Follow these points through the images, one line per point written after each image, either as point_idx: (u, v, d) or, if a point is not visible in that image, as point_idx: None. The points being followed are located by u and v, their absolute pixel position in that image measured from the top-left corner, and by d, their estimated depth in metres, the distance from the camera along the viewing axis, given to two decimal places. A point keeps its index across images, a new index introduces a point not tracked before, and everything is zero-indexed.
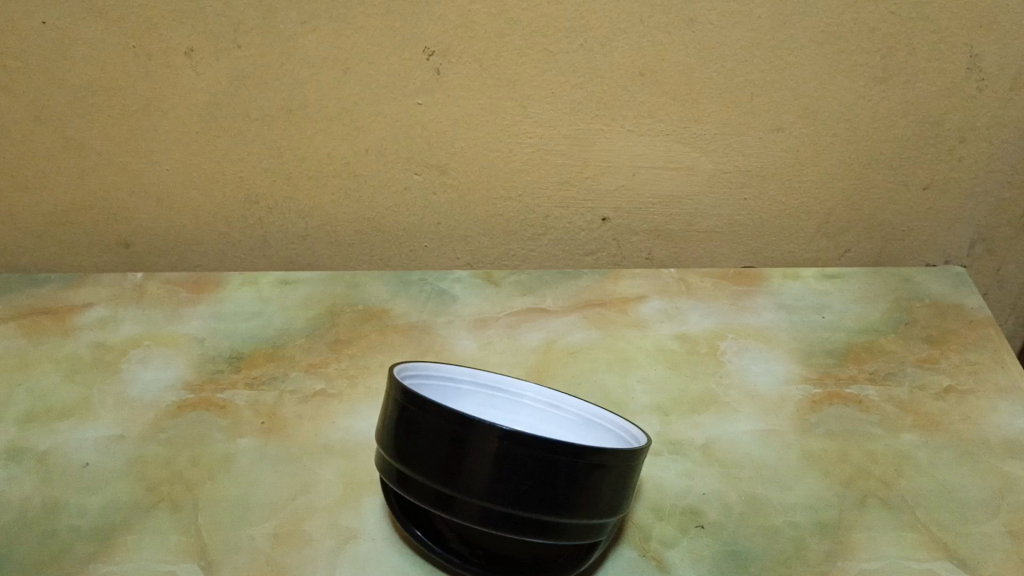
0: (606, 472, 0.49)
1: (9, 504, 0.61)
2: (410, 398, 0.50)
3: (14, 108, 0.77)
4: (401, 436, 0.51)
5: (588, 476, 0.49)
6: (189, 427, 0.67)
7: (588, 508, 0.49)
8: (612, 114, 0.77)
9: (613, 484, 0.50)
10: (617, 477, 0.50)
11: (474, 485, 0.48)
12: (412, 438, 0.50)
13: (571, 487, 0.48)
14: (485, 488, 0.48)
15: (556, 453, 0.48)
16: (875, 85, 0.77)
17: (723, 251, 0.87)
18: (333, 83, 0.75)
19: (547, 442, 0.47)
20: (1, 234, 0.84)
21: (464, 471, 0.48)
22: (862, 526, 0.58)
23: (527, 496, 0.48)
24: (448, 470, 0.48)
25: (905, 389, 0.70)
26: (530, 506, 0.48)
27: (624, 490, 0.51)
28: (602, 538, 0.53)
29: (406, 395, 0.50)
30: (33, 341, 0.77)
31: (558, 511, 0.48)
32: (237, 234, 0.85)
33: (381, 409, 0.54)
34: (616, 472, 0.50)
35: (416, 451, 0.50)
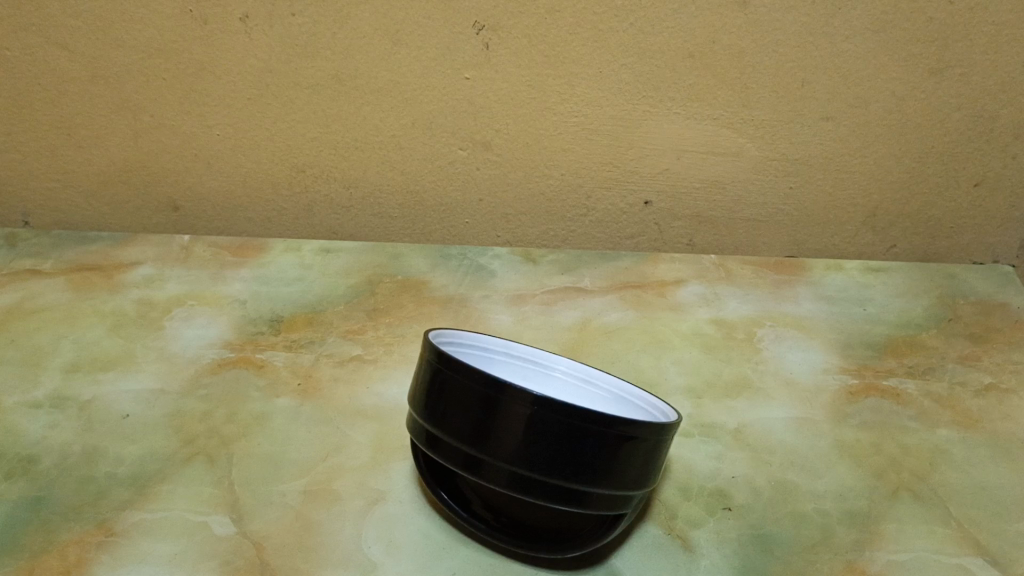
0: (634, 445, 0.50)
1: (51, 448, 0.63)
2: (444, 360, 0.51)
3: (74, 67, 0.79)
4: (434, 398, 0.52)
5: (615, 447, 0.49)
6: (227, 384, 0.69)
7: (615, 479, 0.49)
8: (659, 96, 0.77)
9: (640, 457, 0.50)
10: (645, 451, 0.50)
11: (503, 448, 0.48)
12: (445, 400, 0.51)
13: (599, 457, 0.48)
14: (514, 452, 0.48)
15: (586, 421, 0.48)
16: (930, 76, 0.75)
17: (765, 240, 0.86)
18: (383, 54, 0.76)
19: (577, 410, 0.48)
20: (55, 191, 0.86)
21: (493, 434, 0.49)
22: (892, 518, 0.57)
23: (554, 462, 0.48)
24: (477, 432, 0.49)
25: (944, 385, 0.69)
26: (556, 473, 0.48)
27: (651, 464, 0.52)
28: (626, 513, 0.53)
29: (441, 357, 0.51)
30: (82, 295, 0.80)
31: (585, 480, 0.49)
32: (282, 202, 0.86)
33: (415, 372, 0.55)
34: (645, 445, 0.50)
35: (448, 413, 0.51)
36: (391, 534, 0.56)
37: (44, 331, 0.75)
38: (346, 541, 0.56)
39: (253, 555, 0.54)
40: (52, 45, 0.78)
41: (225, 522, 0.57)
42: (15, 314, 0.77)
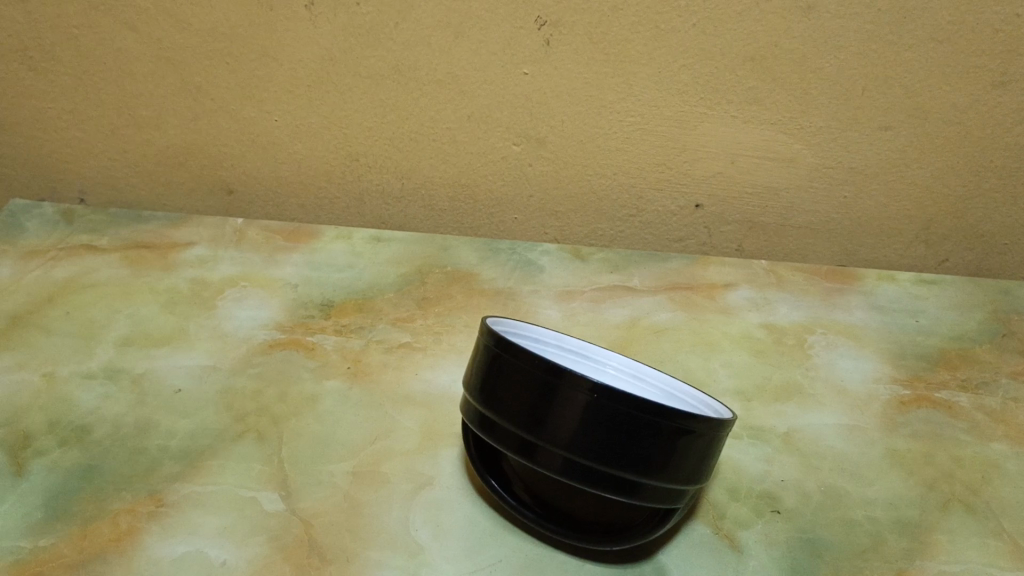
0: (690, 440, 0.50)
1: (104, 419, 0.64)
2: (504, 344, 0.51)
3: (139, 48, 0.80)
4: (492, 380, 0.52)
5: (673, 440, 0.49)
6: (278, 365, 0.69)
7: (670, 472, 0.49)
8: (718, 98, 0.77)
9: (696, 453, 0.50)
10: (701, 447, 0.50)
11: (560, 433, 0.48)
12: (503, 384, 0.51)
13: (656, 448, 0.48)
14: (571, 436, 0.48)
15: (643, 411, 0.48)
16: (992, 89, 0.75)
17: (816, 248, 0.85)
18: (444, 46, 0.76)
19: (636, 401, 0.48)
20: (113, 169, 0.88)
21: (551, 419, 0.49)
22: (943, 529, 0.57)
23: (612, 450, 0.48)
24: (535, 417, 0.49)
25: (998, 399, 0.68)
26: (612, 463, 0.48)
27: (705, 461, 0.51)
28: (678, 508, 0.53)
29: (500, 341, 0.51)
30: (136, 272, 0.81)
31: (640, 471, 0.48)
32: (335, 190, 0.87)
33: (471, 356, 0.55)
34: (701, 441, 0.50)
35: (505, 396, 0.51)
36: (439, 518, 0.56)
37: (99, 305, 0.76)
38: (394, 524, 0.56)
39: (302, 532, 0.55)
40: (119, 25, 0.79)
41: (274, 498, 0.57)
42: (70, 288, 0.78)
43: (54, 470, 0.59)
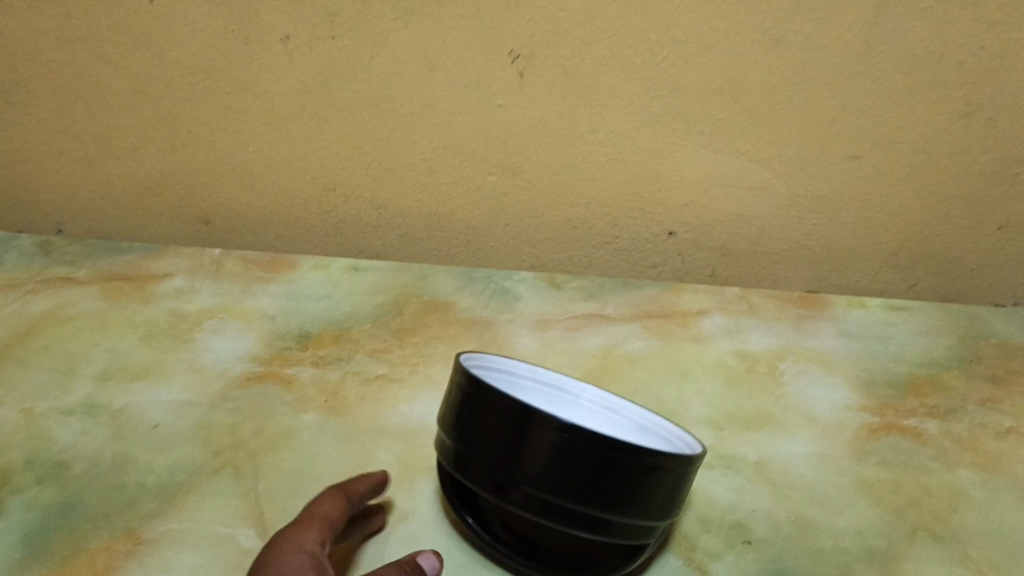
0: (659, 476, 0.50)
1: (81, 455, 0.64)
2: (477, 383, 0.52)
3: (114, 82, 0.80)
4: (465, 419, 0.53)
5: (643, 476, 0.50)
6: (255, 398, 0.70)
7: (641, 508, 0.50)
8: (690, 129, 0.77)
9: (665, 489, 0.51)
10: (671, 482, 0.51)
11: (531, 472, 0.49)
12: (476, 422, 0.52)
13: (626, 485, 0.49)
14: (543, 475, 0.49)
15: (614, 448, 0.49)
16: (958, 119, 0.76)
17: (787, 274, 0.87)
18: (419, 79, 0.77)
19: (605, 439, 0.49)
20: (90, 200, 0.88)
21: (523, 458, 0.49)
22: (910, 557, 0.58)
23: (582, 488, 0.49)
24: (507, 456, 0.50)
25: (965, 426, 0.69)
26: (582, 500, 0.49)
27: (676, 496, 0.52)
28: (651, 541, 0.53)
29: (473, 381, 0.52)
30: (114, 305, 0.81)
31: (610, 508, 0.49)
32: (313, 219, 0.87)
33: (446, 394, 0.56)
34: (671, 476, 0.51)
35: (478, 435, 0.51)
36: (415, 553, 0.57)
37: (77, 338, 0.77)
38: (370, 559, 0.56)
39: None
40: (94, 58, 0.79)
41: (251, 535, 0.58)
42: (48, 321, 0.78)
43: (31, 509, 0.60)
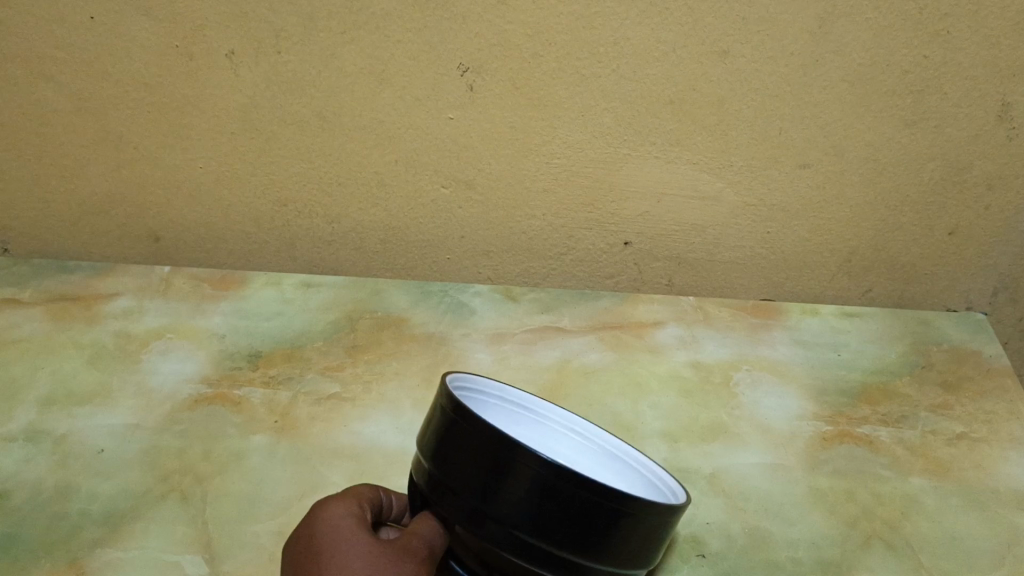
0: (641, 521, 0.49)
1: (24, 484, 0.63)
2: (460, 409, 0.50)
3: (57, 99, 0.78)
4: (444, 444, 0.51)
5: (627, 523, 0.48)
6: (204, 421, 0.69)
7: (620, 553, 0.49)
8: (641, 140, 0.77)
9: (646, 533, 0.50)
10: (653, 528, 0.50)
11: (510, 509, 0.48)
12: (455, 450, 0.50)
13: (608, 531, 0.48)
14: (518, 512, 0.48)
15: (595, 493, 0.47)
16: (904, 127, 0.76)
17: (743, 282, 0.87)
18: (368, 93, 0.76)
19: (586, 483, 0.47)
20: (35, 219, 0.86)
21: (503, 494, 0.48)
22: (864, 567, 0.58)
23: (564, 531, 0.48)
24: (488, 489, 0.48)
25: (917, 433, 0.70)
26: (562, 543, 0.48)
27: (657, 539, 0.51)
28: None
29: (456, 406, 0.51)
30: (60, 326, 0.80)
31: (590, 552, 0.48)
32: (264, 236, 0.86)
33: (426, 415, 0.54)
34: (653, 522, 0.50)
35: (457, 465, 0.50)
36: None
37: (20, 362, 0.75)
38: None
39: None
40: (36, 76, 0.77)
41: (197, 562, 0.57)
42: None
43: None
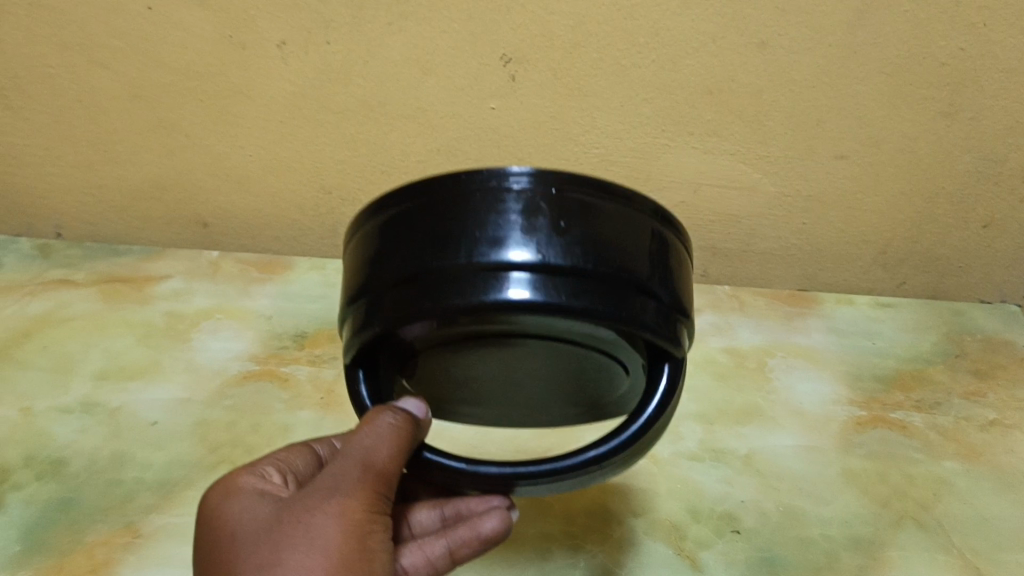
0: (626, 306, 0.43)
1: (80, 452, 0.66)
2: (377, 259, 0.45)
3: (109, 86, 0.79)
4: (361, 340, 0.46)
5: (594, 202, 0.44)
6: (252, 396, 0.71)
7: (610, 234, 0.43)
8: (678, 130, 0.78)
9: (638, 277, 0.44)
10: (645, 276, 0.44)
11: (459, 239, 0.42)
12: (387, 294, 0.44)
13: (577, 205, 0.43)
14: (466, 218, 0.43)
15: (549, 305, 0.41)
16: (940, 118, 0.76)
17: (778, 273, 0.90)
18: (412, 82, 0.76)
19: (529, 300, 0.41)
20: (87, 204, 0.89)
21: (448, 204, 0.43)
22: (896, 546, 0.59)
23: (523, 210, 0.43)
24: (432, 217, 0.43)
25: (950, 418, 0.71)
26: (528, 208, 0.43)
27: (660, 267, 0.45)
28: (635, 419, 0.46)
29: (373, 265, 0.45)
30: (112, 306, 0.83)
31: (568, 224, 0.43)
32: (309, 222, 0.89)
33: (340, 329, 0.49)
34: (630, 223, 0.45)
35: (393, 299, 0.44)
36: None
37: (75, 338, 0.78)
38: None
39: None
40: (93, 64, 0.78)
41: None
42: (47, 322, 0.81)
43: (30, 504, 0.62)
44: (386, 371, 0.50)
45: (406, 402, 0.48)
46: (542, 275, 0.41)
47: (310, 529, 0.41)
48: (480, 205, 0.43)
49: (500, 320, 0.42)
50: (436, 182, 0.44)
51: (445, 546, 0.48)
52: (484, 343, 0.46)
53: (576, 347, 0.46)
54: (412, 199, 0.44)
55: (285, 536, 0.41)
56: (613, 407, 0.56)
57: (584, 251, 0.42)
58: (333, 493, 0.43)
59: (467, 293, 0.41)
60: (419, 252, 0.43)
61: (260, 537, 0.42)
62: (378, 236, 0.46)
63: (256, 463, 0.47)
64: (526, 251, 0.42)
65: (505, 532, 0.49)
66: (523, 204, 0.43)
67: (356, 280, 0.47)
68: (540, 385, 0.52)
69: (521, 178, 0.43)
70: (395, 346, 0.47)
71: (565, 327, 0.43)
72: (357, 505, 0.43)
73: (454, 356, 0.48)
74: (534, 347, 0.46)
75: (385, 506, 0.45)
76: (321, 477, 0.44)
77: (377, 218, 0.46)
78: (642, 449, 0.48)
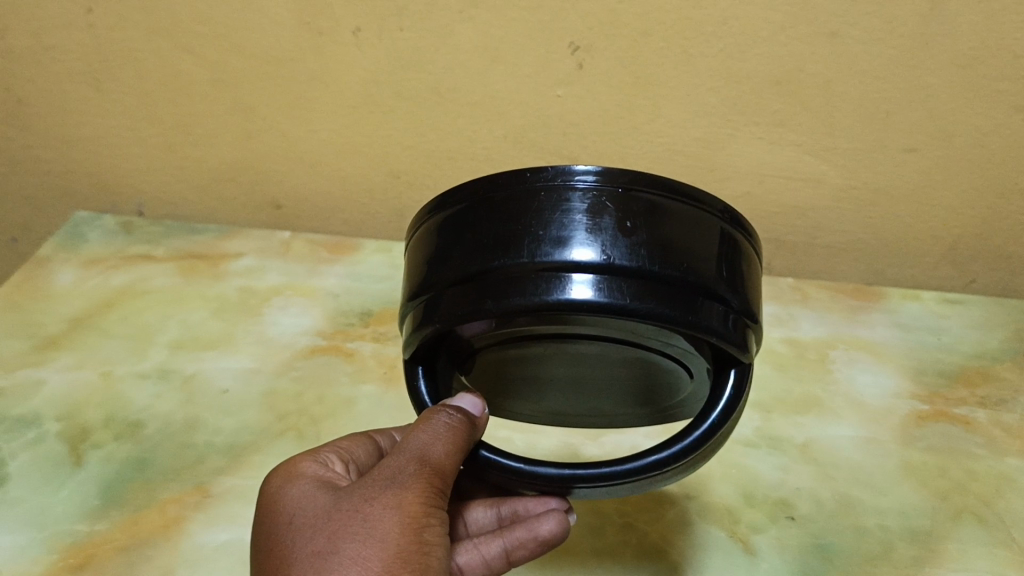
0: (694, 309, 0.41)
1: (156, 415, 0.69)
2: (440, 255, 0.45)
3: (192, 70, 0.82)
4: (422, 336, 0.45)
5: (663, 200, 0.42)
6: (318, 369, 0.74)
7: (679, 234, 0.42)
8: (745, 120, 0.78)
9: (707, 279, 0.42)
10: (714, 278, 0.42)
11: (520, 237, 0.41)
12: (447, 291, 0.44)
13: (646, 203, 0.42)
14: (529, 216, 0.42)
15: (611, 307, 0.40)
16: (1015, 113, 0.75)
17: (843, 267, 0.89)
18: (481, 69, 0.78)
19: (592, 302, 0.40)
20: (167, 184, 0.93)
21: (511, 201, 0.42)
22: (954, 538, 0.59)
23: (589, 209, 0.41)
24: (495, 214, 0.43)
25: (1016, 416, 0.70)
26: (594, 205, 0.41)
27: (731, 269, 0.44)
28: (696, 425, 0.45)
29: (436, 260, 0.45)
30: (189, 281, 0.87)
31: (634, 222, 0.41)
32: (377, 206, 0.91)
33: (402, 325, 0.49)
34: (701, 223, 0.43)
35: (453, 296, 0.43)
36: None
37: (154, 309, 0.82)
38: None
39: None
40: (177, 48, 0.81)
41: None
42: (127, 294, 0.85)
43: (108, 461, 0.65)
44: (446, 366, 0.50)
45: (463, 400, 0.49)
46: (606, 276, 0.40)
47: (368, 519, 0.41)
48: (545, 203, 0.42)
49: (561, 318, 0.41)
50: (501, 179, 0.43)
51: (502, 546, 0.50)
52: (546, 341, 0.45)
53: (641, 349, 0.45)
54: (475, 196, 0.44)
55: (343, 526, 0.41)
56: (677, 406, 0.56)
57: (651, 253, 0.41)
58: (391, 486, 0.42)
59: (528, 293, 0.40)
60: (480, 251, 0.42)
61: (318, 526, 0.41)
62: (441, 233, 0.45)
63: (316, 455, 0.48)
64: (591, 252, 0.40)
65: (560, 536, 0.50)
66: (588, 203, 0.42)
67: (419, 276, 0.46)
68: (600, 384, 0.52)
69: (586, 176, 0.42)
70: (456, 343, 0.47)
71: (631, 327, 0.42)
72: (414, 498, 0.42)
73: (515, 353, 0.47)
74: (595, 346, 0.45)
75: (442, 503, 0.44)
76: (379, 471, 0.43)
77: (441, 214, 0.46)
78: (704, 453, 0.47)
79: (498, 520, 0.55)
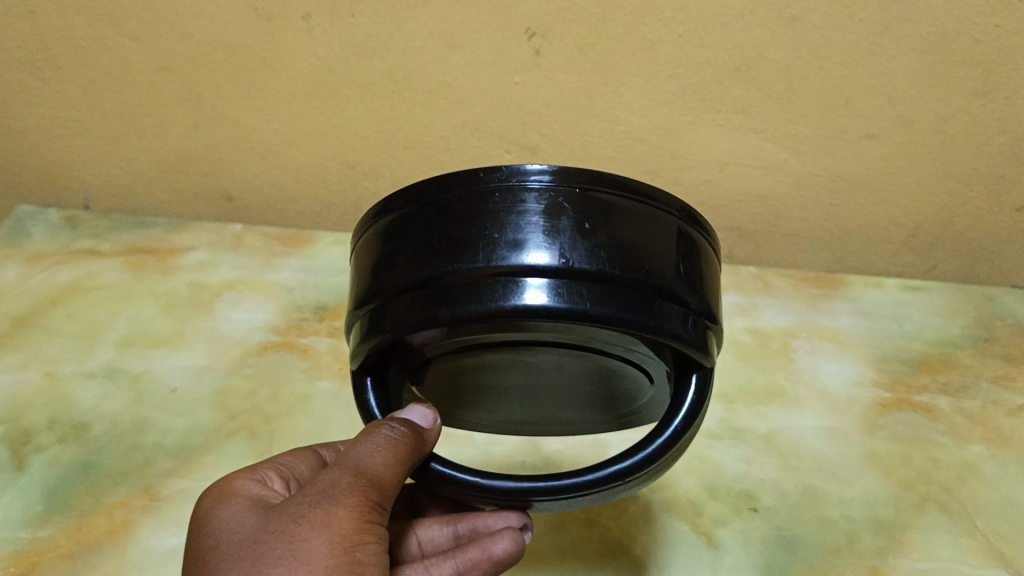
0: (656, 313, 0.40)
1: (103, 416, 0.67)
2: (387, 262, 0.43)
3: (137, 58, 0.79)
4: (370, 346, 0.43)
5: (620, 200, 0.41)
6: (272, 366, 0.72)
7: (637, 233, 0.40)
8: (705, 107, 0.76)
9: (668, 277, 0.41)
10: (674, 278, 0.41)
11: (472, 240, 0.40)
12: (396, 299, 0.42)
13: (602, 203, 0.40)
14: (482, 218, 0.40)
15: (571, 312, 0.38)
16: (974, 98, 0.74)
17: (804, 255, 0.89)
18: (437, 56, 0.75)
19: (549, 307, 0.38)
20: (114, 176, 0.90)
21: (463, 203, 0.41)
22: (918, 528, 0.59)
23: (543, 209, 0.40)
24: (445, 217, 0.41)
25: (977, 402, 0.70)
26: (550, 206, 0.40)
27: (691, 268, 0.43)
28: (661, 433, 0.44)
29: (381, 268, 0.43)
30: (137, 276, 0.84)
31: (591, 224, 0.40)
32: (332, 198, 0.89)
33: (348, 334, 0.47)
34: (659, 221, 0.42)
35: (401, 305, 0.41)
36: None
37: (101, 306, 0.79)
38: None
39: None
40: (120, 35, 0.77)
41: None
42: (74, 290, 0.82)
43: (52, 465, 0.63)
44: (396, 377, 0.48)
45: (413, 411, 0.47)
46: (565, 281, 0.39)
47: (294, 541, 0.39)
48: (499, 204, 0.40)
49: (517, 325, 0.40)
50: (451, 180, 0.41)
51: (453, 567, 0.48)
52: (501, 350, 0.44)
53: (600, 354, 0.44)
54: (423, 199, 0.42)
55: (268, 550, 0.39)
56: (638, 411, 0.54)
57: (611, 255, 0.39)
58: (322, 502, 0.40)
59: (483, 300, 0.38)
60: (430, 257, 0.40)
61: (242, 550, 0.39)
62: (387, 238, 0.43)
63: (254, 473, 0.46)
64: (547, 254, 0.39)
65: (515, 555, 0.48)
66: (544, 203, 0.40)
67: (365, 283, 0.44)
68: (557, 390, 0.51)
69: (542, 176, 0.41)
70: (406, 352, 0.45)
71: (591, 333, 0.40)
72: (346, 516, 0.40)
73: (468, 361, 0.46)
74: (552, 351, 0.44)
75: (380, 520, 0.42)
76: (312, 486, 0.41)
77: (388, 218, 0.44)
78: (669, 461, 0.46)
79: (455, 538, 0.53)
